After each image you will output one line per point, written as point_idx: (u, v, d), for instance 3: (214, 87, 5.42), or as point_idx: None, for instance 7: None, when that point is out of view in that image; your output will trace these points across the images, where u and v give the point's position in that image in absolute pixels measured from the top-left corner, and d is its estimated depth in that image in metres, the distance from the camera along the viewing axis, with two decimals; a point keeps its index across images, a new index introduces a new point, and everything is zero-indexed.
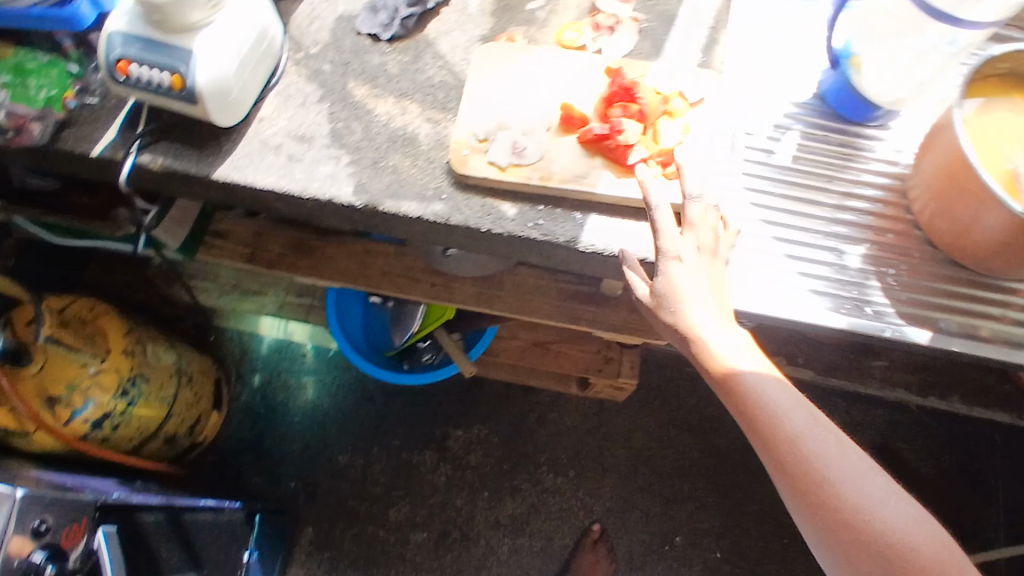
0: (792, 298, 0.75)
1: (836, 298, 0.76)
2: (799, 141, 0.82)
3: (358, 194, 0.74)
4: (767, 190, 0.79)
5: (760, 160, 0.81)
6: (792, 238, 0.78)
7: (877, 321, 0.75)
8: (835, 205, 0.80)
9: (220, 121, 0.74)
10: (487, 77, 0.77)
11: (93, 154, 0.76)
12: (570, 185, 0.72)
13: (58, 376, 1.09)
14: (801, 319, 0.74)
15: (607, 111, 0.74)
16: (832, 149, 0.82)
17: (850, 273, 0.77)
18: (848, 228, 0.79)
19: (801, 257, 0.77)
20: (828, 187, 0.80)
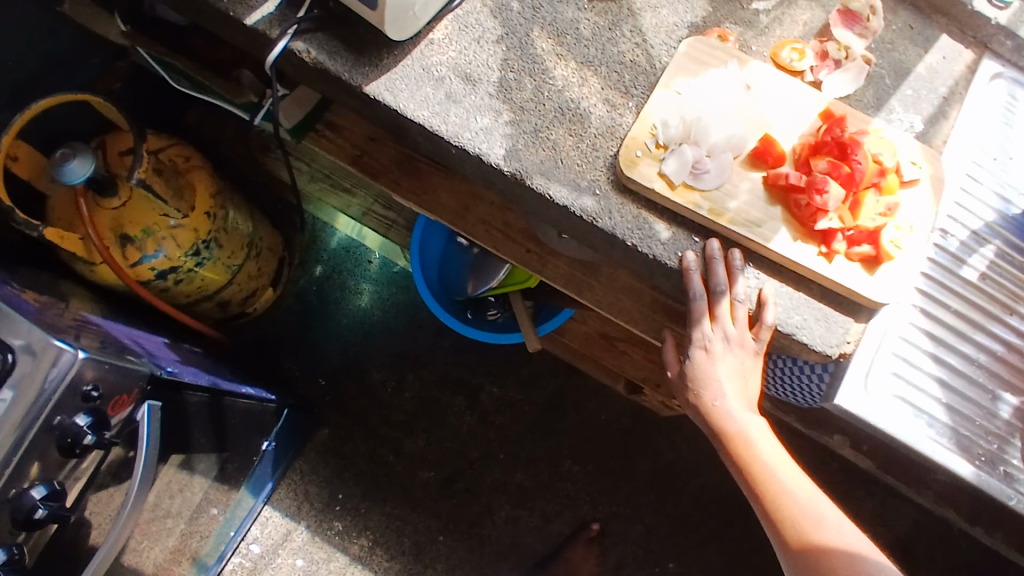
0: (938, 435, 0.78)
1: (978, 447, 0.80)
2: (991, 274, 0.82)
3: (509, 160, 0.67)
4: (943, 301, 0.80)
5: (951, 286, 0.80)
6: (956, 377, 0.80)
7: (1008, 480, 0.80)
8: (1005, 353, 0.81)
9: (390, 34, 0.66)
10: (688, 76, 0.68)
11: (248, 23, 0.70)
12: (740, 230, 0.64)
13: (138, 218, 1.07)
14: (943, 458, 0.77)
15: (808, 159, 0.65)
16: (1019, 291, 0.82)
17: (998, 424, 0.81)
18: (1008, 377, 0.81)
19: (959, 398, 0.80)
20: (1003, 331, 0.81)
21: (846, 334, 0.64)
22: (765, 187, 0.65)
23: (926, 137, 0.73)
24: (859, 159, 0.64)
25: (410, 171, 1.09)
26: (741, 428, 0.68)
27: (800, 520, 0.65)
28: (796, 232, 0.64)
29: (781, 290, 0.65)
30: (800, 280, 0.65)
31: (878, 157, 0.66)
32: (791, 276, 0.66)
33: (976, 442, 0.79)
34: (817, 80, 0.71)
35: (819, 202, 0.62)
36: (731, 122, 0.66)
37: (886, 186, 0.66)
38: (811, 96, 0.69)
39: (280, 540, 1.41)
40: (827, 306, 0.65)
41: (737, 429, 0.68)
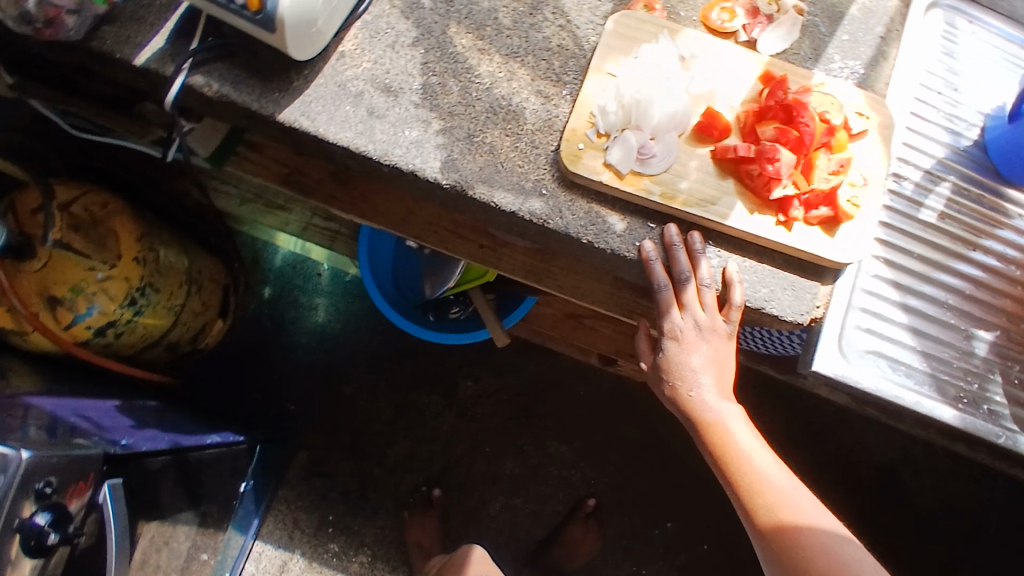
0: (917, 380, 0.87)
1: (956, 386, 0.88)
2: (947, 213, 0.91)
3: (447, 171, 0.63)
4: (906, 250, 0.89)
5: (911, 236, 0.90)
6: (925, 323, 0.88)
7: (990, 416, 0.88)
8: (968, 289, 0.90)
9: (296, 55, 0.61)
10: (622, 55, 0.65)
11: (138, 64, 0.65)
12: (696, 210, 0.62)
13: (61, 276, 0.99)
14: (926, 401, 0.86)
15: (754, 126, 0.63)
16: (973, 225, 0.91)
17: (972, 362, 0.89)
18: (973, 314, 0.90)
19: (931, 342, 0.88)
20: (964, 269, 0.90)
21: (814, 300, 0.63)
22: (714, 162, 0.63)
23: (866, 82, 0.71)
24: (803, 121, 0.62)
25: (345, 181, 1.03)
26: (717, 416, 0.67)
27: (776, 507, 0.64)
28: (751, 204, 0.62)
29: (745, 265, 0.64)
30: (763, 252, 0.64)
31: (824, 113, 0.64)
32: (754, 249, 0.64)
33: (954, 384, 0.88)
34: (752, 38, 0.69)
35: (771, 172, 0.61)
36: (671, 98, 0.63)
37: (838, 145, 0.65)
38: (746, 57, 0.66)
39: (277, 572, 1.37)
40: (791, 274, 0.64)
41: (712, 415, 0.67)
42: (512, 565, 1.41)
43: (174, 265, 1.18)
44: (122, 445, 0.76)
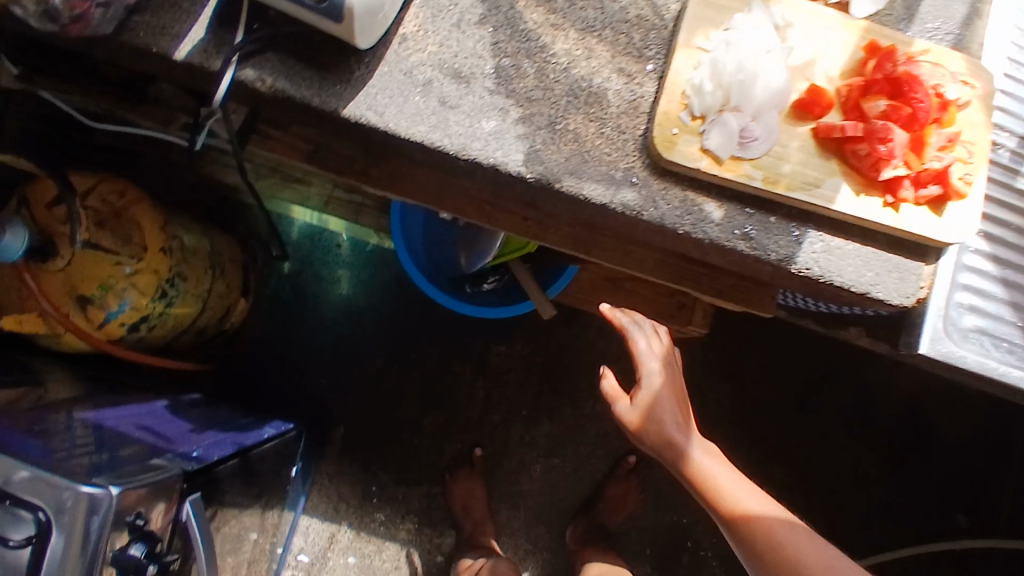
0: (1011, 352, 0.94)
1: None
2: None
3: (532, 163, 0.64)
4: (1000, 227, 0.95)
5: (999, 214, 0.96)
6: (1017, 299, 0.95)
7: None
8: None
9: (358, 42, 0.60)
10: (725, 31, 0.67)
11: (178, 57, 0.64)
12: (799, 194, 0.66)
13: (88, 274, 0.94)
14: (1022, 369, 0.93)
15: (857, 104, 0.67)
16: None
17: None
18: None
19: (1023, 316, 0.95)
20: None
21: (918, 282, 0.68)
22: (817, 139, 0.67)
23: (960, 45, 0.75)
24: (914, 97, 0.67)
25: (377, 156, 0.96)
26: (672, 397, 0.89)
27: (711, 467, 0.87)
28: (857, 186, 0.67)
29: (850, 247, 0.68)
30: (863, 234, 0.69)
31: (935, 88, 0.69)
32: (855, 232, 0.68)
33: None
34: (844, 2, 0.73)
35: (882, 151, 0.65)
36: (773, 74, 0.66)
37: (948, 121, 0.69)
38: (839, 32, 0.70)
39: (326, 544, 1.38)
40: (896, 257, 0.69)
41: (667, 396, 0.89)
42: (556, 523, 1.44)
43: (198, 250, 1.12)
44: (197, 461, 0.74)
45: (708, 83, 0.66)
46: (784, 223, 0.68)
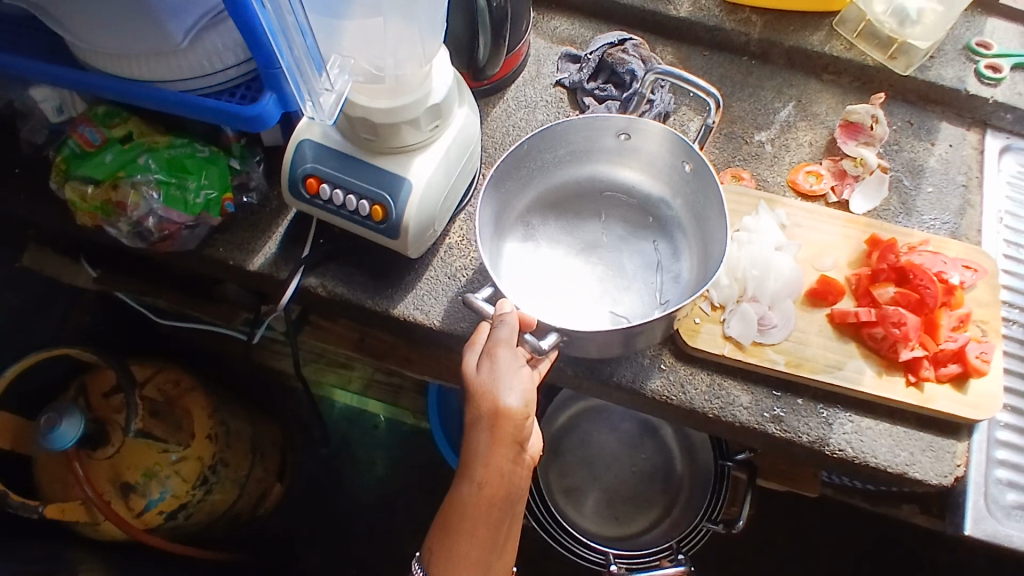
0: None
1: None
2: None
3: (604, 310, 0.63)
4: None
5: None
6: None
7: None
8: None
9: (413, 255, 0.62)
10: (757, 220, 0.67)
11: (252, 268, 0.67)
12: (822, 376, 0.61)
13: (131, 462, 0.97)
14: None
15: (870, 286, 0.65)
16: None
17: None
18: None
19: None
20: None
21: (954, 460, 0.60)
22: (833, 325, 0.64)
23: (959, 232, 0.71)
24: (920, 283, 0.63)
25: (414, 353, 0.94)
26: None
27: None
28: (878, 365, 0.62)
29: (899, 431, 0.61)
30: (920, 420, 0.62)
31: (941, 273, 0.65)
32: (884, 408, 0.62)
33: None
34: (842, 199, 0.72)
35: (897, 334, 0.61)
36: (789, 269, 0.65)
37: (958, 301, 0.65)
38: (843, 227, 0.68)
39: None
40: (927, 432, 0.62)
41: None
42: None
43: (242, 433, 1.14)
44: None
45: (725, 276, 0.64)
46: (810, 403, 0.62)
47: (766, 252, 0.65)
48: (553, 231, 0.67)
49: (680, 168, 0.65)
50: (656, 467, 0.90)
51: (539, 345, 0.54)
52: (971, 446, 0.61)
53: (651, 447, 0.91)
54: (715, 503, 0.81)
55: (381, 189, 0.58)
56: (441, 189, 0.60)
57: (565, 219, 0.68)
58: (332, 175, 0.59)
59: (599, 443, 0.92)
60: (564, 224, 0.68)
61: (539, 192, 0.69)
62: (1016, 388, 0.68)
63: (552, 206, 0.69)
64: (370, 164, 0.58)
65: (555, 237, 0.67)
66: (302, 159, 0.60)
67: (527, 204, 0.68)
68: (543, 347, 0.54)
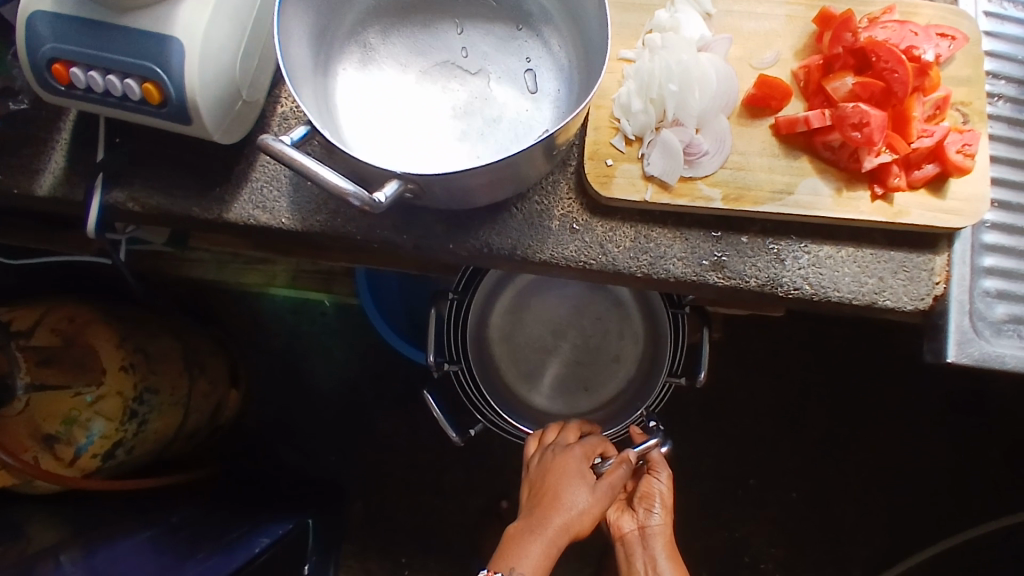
0: None
1: None
2: None
3: (476, 153, 0.49)
4: None
5: None
6: None
7: None
8: None
9: (223, 140, 0.47)
10: (679, 7, 0.51)
11: (42, 193, 0.52)
12: (768, 205, 0.49)
13: (47, 412, 0.74)
14: None
15: (824, 80, 0.50)
16: None
17: None
18: None
19: None
20: None
21: (932, 278, 0.51)
22: (780, 138, 0.50)
23: None
24: (886, 67, 0.49)
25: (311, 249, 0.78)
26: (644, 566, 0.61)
27: None
28: (837, 182, 0.50)
29: (865, 256, 0.51)
30: (889, 236, 0.51)
31: (912, 49, 0.50)
32: (846, 231, 0.51)
33: None
34: None
35: (857, 139, 0.48)
36: (722, 73, 0.49)
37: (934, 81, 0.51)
38: (788, 4, 0.52)
39: None
40: (898, 251, 0.51)
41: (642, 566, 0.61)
42: None
43: (165, 352, 0.89)
44: None
45: (636, 98, 0.50)
46: (758, 240, 0.51)
47: (688, 55, 0.49)
48: (396, 56, 0.51)
49: None
50: (614, 323, 0.78)
51: (373, 198, 0.39)
52: (954, 258, 0.51)
53: (604, 304, 0.78)
54: (676, 358, 0.72)
55: (145, 60, 0.41)
56: (235, 48, 0.44)
57: (414, 36, 0.52)
58: (83, 57, 0.42)
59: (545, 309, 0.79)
60: (414, 39, 0.52)
61: (375, 4, 0.52)
62: (1002, 179, 0.57)
63: (392, 20, 0.52)
64: (121, 28, 0.42)
65: (405, 59, 0.51)
66: (38, 41, 0.42)
67: (358, 22, 0.51)
68: (380, 201, 0.39)
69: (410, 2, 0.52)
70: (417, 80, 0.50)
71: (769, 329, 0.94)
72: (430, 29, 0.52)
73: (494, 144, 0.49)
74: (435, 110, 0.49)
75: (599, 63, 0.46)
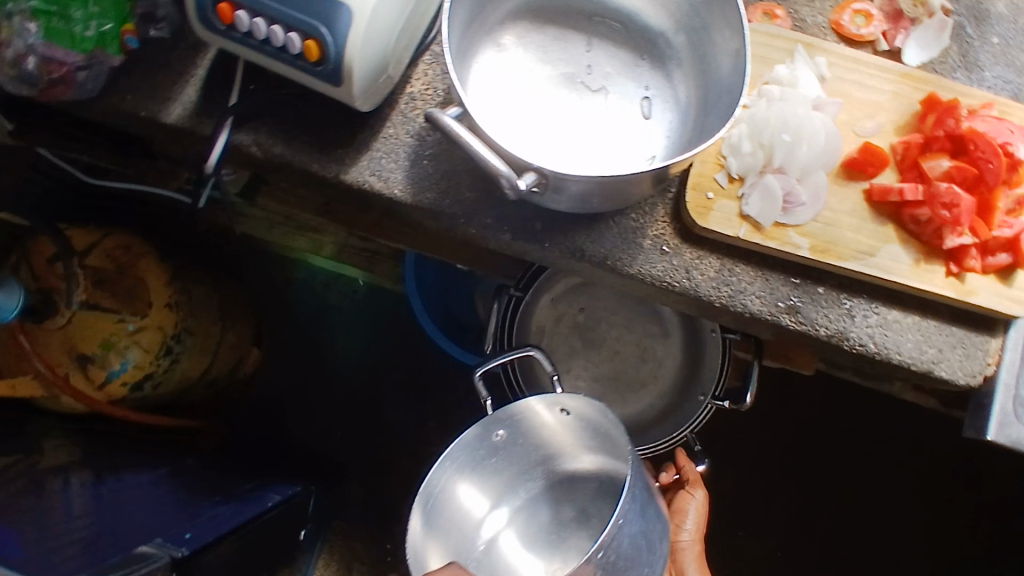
0: None
1: None
2: None
3: (590, 161, 0.51)
4: None
5: None
6: None
7: None
8: None
9: (362, 107, 0.50)
10: (796, 67, 0.55)
11: (171, 120, 0.54)
12: (851, 262, 0.52)
13: (85, 334, 0.74)
14: None
15: (919, 157, 0.54)
16: None
17: None
18: None
19: None
20: None
21: (985, 358, 0.53)
22: (870, 203, 0.53)
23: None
24: (981, 156, 0.53)
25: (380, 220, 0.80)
26: None
27: None
28: (916, 253, 0.53)
29: (928, 326, 0.54)
30: (953, 313, 0.54)
31: (1008, 144, 0.53)
32: (914, 301, 0.54)
33: None
34: (894, 48, 0.58)
35: (946, 217, 0.52)
36: (829, 133, 0.53)
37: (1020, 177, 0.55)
38: (895, 81, 0.56)
39: None
40: (958, 327, 0.54)
41: None
42: None
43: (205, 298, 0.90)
44: (188, 546, 0.66)
45: (747, 141, 0.53)
46: (833, 292, 0.53)
47: (802, 110, 0.53)
48: (528, 60, 0.54)
49: None
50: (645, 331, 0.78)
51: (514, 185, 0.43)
52: (1008, 344, 0.54)
53: (565, 470, 0.69)
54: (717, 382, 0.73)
55: (313, 18, 0.44)
56: (391, 27, 0.47)
57: (546, 45, 0.55)
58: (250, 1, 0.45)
59: (506, 493, 0.69)
60: (547, 48, 0.55)
61: (517, 9, 0.55)
62: None
63: (530, 27, 0.55)
64: None
65: (536, 65, 0.54)
66: None
67: (499, 22, 0.54)
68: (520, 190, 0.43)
69: (548, 14, 0.55)
70: (545, 85, 0.53)
71: (793, 384, 0.96)
72: (564, 41, 0.55)
73: (606, 157, 0.52)
74: (557, 116, 0.52)
75: (722, 102, 0.49)
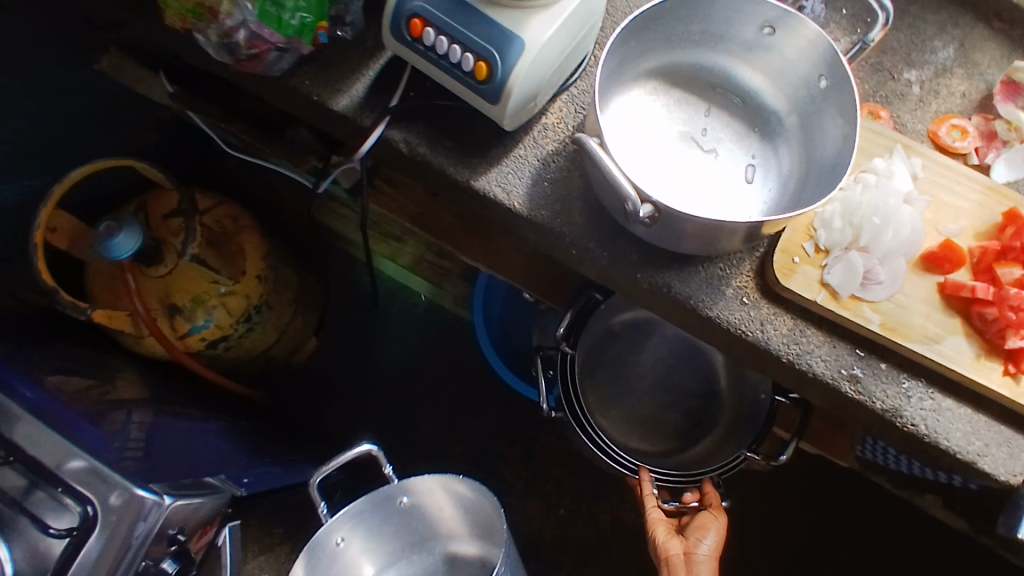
0: None
1: None
2: None
3: (694, 207, 0.57)
4: None
5: None
6: None
7: None
8: None
9: (507, 126, 0.57)
10: (891, 162, 0.61)
11: (337, 107, 0.63)
12: (916, 345, 0.56)
13: (183, 285, 0.82)
14: None
15: (994, 263, 0.58)
16: None
17: None
18: None
19: None
20: None
21: None
22: (942, 296, 0.58)
23: None
24: None
25: None
26: None
27: None
28: (978, 349, 0.57)
29: (979, 420, 0.57)
30: (1005, 413, 0.57)
31: None
32: (969, 394, 0.57)
33: None
34: (983, 163, 0.64)
35: (1012, 320, 0.55)
36: (913, 225, 0.58)
37: None
38: (981, 193, 0.61)
39: None
40: (1006, 427, 0.57)
41: None
42: None
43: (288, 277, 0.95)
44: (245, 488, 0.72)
45: (838, 219, 0.58)
46: (893, 370, 0.58)
47: (892, 200, 0.58)
48: (654, 113, 0.61)
49: (816, 82, 0.58)
50: (693, 382, 0.87)
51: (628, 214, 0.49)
52: None
53: (452, 551, 0.79)
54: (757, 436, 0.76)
55: (490, 44, 0.52)
56: (550, 63, 0.55)
57: (671, 104, 0.62)
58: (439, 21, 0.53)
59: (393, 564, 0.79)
60: (672, 106, 0.62)
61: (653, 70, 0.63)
62: None
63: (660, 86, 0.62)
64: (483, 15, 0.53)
65: (659, 119, 0.61)
66: None
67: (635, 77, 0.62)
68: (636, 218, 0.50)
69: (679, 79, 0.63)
70: (665, 137, 0.60)
71: None
72: (687, 104, 0.62)
73: (710, 206, 0.58)
74: (672, 164, 0.59)
75: (825, 178, 0.55)
